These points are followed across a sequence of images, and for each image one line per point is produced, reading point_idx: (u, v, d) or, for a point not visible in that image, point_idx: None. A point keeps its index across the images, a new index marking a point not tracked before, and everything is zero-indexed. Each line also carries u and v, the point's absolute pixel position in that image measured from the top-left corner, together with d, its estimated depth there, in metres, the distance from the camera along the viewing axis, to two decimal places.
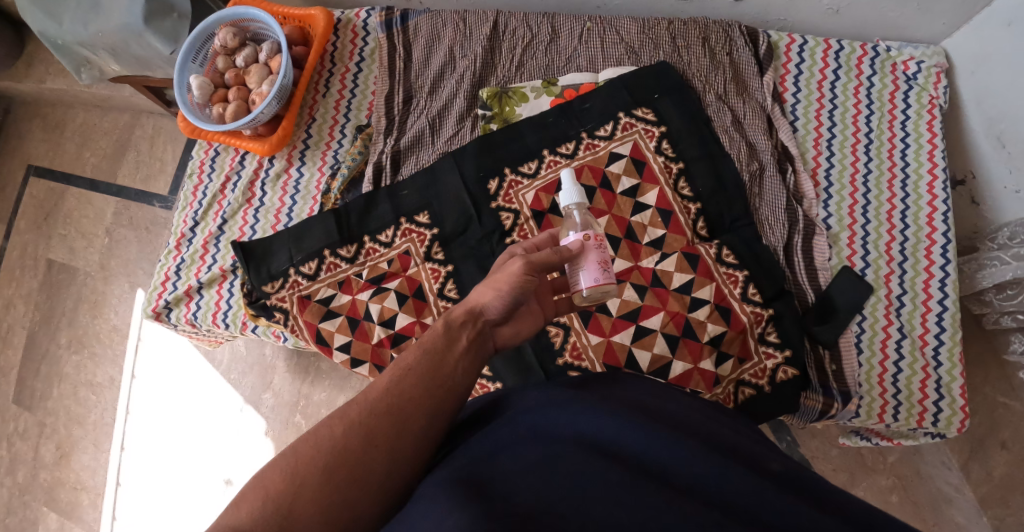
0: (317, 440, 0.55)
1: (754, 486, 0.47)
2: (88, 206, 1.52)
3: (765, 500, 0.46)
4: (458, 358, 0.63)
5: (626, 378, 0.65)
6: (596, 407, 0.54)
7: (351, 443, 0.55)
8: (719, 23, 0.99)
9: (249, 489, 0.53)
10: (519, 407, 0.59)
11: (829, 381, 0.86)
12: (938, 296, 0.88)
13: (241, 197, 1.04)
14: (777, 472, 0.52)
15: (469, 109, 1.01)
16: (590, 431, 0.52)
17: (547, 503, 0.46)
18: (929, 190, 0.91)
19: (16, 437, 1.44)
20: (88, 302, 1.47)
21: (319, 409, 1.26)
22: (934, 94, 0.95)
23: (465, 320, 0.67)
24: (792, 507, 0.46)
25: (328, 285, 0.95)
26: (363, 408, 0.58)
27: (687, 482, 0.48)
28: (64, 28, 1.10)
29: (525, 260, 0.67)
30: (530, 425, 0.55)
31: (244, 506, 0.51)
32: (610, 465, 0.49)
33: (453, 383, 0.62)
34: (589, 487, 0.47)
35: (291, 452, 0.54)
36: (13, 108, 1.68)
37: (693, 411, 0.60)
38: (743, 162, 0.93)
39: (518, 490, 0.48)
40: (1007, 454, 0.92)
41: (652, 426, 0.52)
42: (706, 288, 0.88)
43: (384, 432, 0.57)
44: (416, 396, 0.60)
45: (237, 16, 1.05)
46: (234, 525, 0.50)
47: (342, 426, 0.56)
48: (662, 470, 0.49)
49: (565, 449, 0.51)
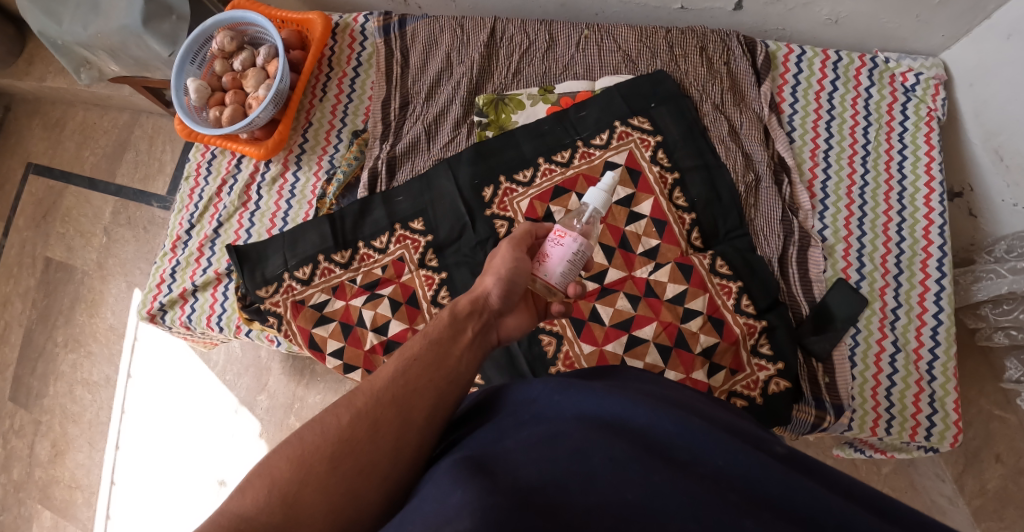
0: (323, 428, 0.56)
1: (762, 461, 0.45)
2: (87, 205, 1.52)
3: (771, 473, 0.45)
4: (463, 349, 0.65)
5: (626, 372, 0.65)
6: (599, 390, 0.54)
7: (358, 431, 0.56)
8: (717, 33, 0.99)
9: (254, 477, 0.53)
10: (520, 394, 0.59)
11: (822, 394, 0.86)
12: (932, 310, 0.87)
13: (237, 201, 1.04)
14: (782, 455, 0.50)
15: (465, 116, 1.01)
16: (594, 410, 0.52)
17: (549, 478, 0.46)
18: (925, 203, 0.91)
19: (11, 434, 1.44)
20: (85, 300, 1.47)
21: (314, 412, 1.26)
22: (933, 106, 0.94)
23: (471, 311, 0.69)
24: (801, 484, 0.44)
25: (322, 290, 0.95)
26: (370, 397, 0.58)
27: (693, 457, 0.47)
28: (63, 29, 1.10)
29: (506, 241, 0.72)
30: (532, 410, 0.55)
31: (250, 494, 0.52)
32: (613, 439, 0.48)
33: (459, 372, 0.63)
34: (591, 462, 0.46)
35: (296, 441, 0.55)
36: (14, 105, 1.69)
37: (695, 399, 0.59)
38: (738, 173, 0.93)
39: (521, 464, 0.47)
40: (1001, 468, 0.91)
41: (656, 404, 0.51)
42: (699, 299, 0.88)
43: (391, 420, 0.57)
44: (422, 384, 0.60)
45: (235, 20, 1.05)
46: (240, 512, 0.51)
47: (348, 415, 0.57)
48: (667, 445, 0.48)
49: (568, 426, 0.51)
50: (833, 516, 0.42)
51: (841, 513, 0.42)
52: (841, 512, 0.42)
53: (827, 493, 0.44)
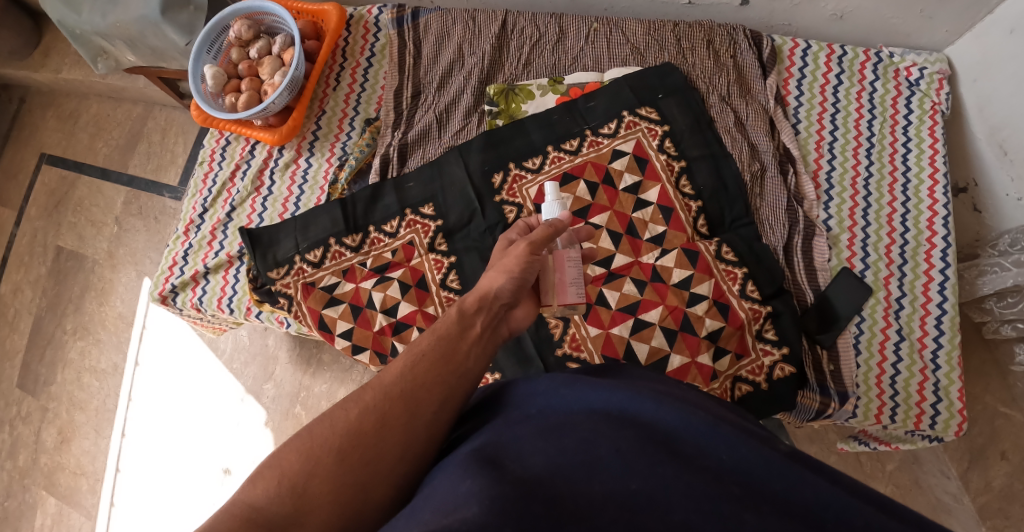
0: (331, 421, 0.56)
1: (767, 454, 0.46)
2: (99, 196, 1.54)
3: (776, 467, 0.45)
4: (471, 345, 0.64)
5: (629, 368, 0.65)
6: (605, 385, 0.54)
7: (365, 425, 0.56)
8: (724, 26, 1.00)
9: (264, 467, 0.54)
10: (526, 390, 0.59)
11: (827, 381, 0.86)
12: (936, 299, 0.88)
13: (250, 186, 1.06)
14: (787, 452, 0.50)
15: (476, 105, 1.03)
16: (600, 404, 0.52)
17: (556, 467, 0.46)
18: (930, 195, 0.92)
19: (18, 421, 1.45)
20: (95, 289, 1.49)
21: (320, 401, 1.27)
22: (936, 100, 0.96)
23: (479, 307, 0.67)
24: (802, 476, 0.45)
25: (332, 273, 0.96)
26: (378, 393, 0.58)
27: (697, 450, 0.47)
28: (82, 18, 1.13)
29: (528, 242, 0.72)
30: (537, 405, 0.56)
31: (260, 484, 0.53)
32: (619, 431, 0.48)
33: (467, 368, 0.62)
34: (598, 451, 0.47)
35: (305, 435, 0.56)
36: (29, 97, 1.71)
37: (697, 397, 0.60)
38: (744, 163, 0.95)
39: (528, 455, 0.48)
40: (1006, 465, 0.92)
41: (661, 398, 0.52)
42: (705, 284, 0.89)
43: (397, 415, 0.57)
44: (429, 379, 0.60)
45: (252, 9, 1.07)
46: (251, 502, 0.52)
47: (356, 409, 0.57)
48: (673, 439, 0.48)
49: (574, 420, 0.51)
50: (832, 505, 0.43)
51: (839, 504, 0.43)
52: (840, 504, 0.43)
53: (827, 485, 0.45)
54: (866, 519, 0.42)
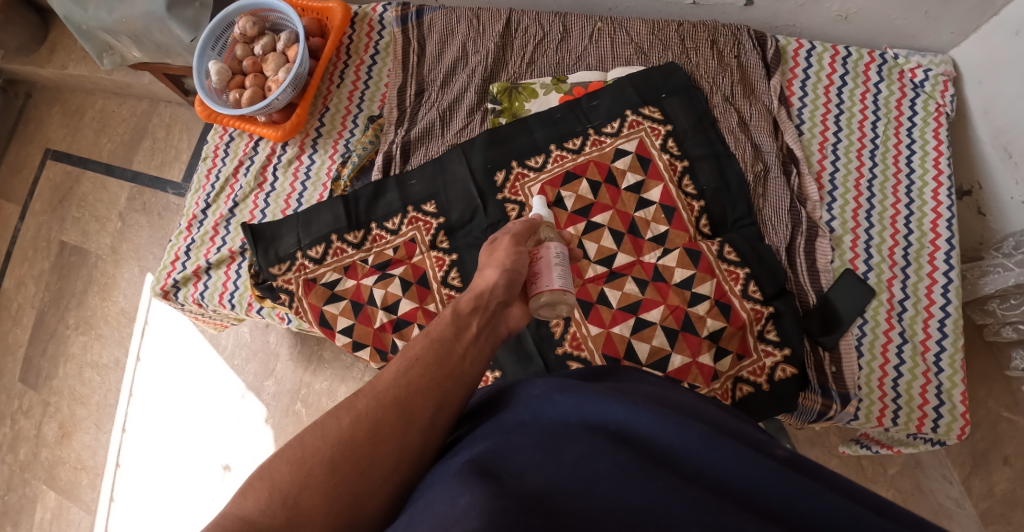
0: (323, 431, 0.56)
1: (768, 469, 0.44)
2: (103, 191, 1.55)
3: (776, 482, 0.43)
4: (468, 346, 0.64)
5: (628, 372, 0.65)
6: (601, 394, 0.53)
7: (359, 434, 0.55)
8: (728, 27, 1.01)
9: (256, 479, 0.53)
10: (523, 397, 0.59)
11: (829, 383, 0.86)
12: (940, 302, 0.88)
13: (253, 182, 1.07)
14: (783, 459, 0.49)
15: (479, 103, 1.03)
16: (597, 414, 0.51)
17: (554, 483, 0.46)
18: (933, 197, 0.92)
19: (20, 415, 1.45)
20: (98, 284, 1.49)
21: (320, 398, 1.27)
22: (941, 103, 0.95)
23: (476, 307, 0.67)
24: (804, 488, 0.43)
25: (333, 269, 0.96)
26: (371, 401, 0.58)
27: (696, 465, 0.46)
28: (88, 14, 1.13)
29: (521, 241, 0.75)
30: (534, 413, 0.55)
31: (251, 496, 0.52)
32: (616, 446, 0.47)
33: (463, 371, 0.62)
34: (595, 466, 0.46)
35: (298, 444, 0.55)
36: (35, 93, 1.72)
37: (695, 402, 0.59)
38: (748, 163, 0.94)
39: (527, 470, 0.47)
40: (1009, 470, 0.91)
41: (659, 407, 0.50)
42: (706, 284, 0.89)
43: (392, 423, 0.56)
44: (425, 384, 0.60)
45: (257, 6, 1.08)
46: (242, 514, 0.51)
47: (349, 418, 0.56)
48: (672, 452, 0.47)
49: (571, 431, 0.50)
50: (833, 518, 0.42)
51: (841, 516, 0.42)
52: (841, 514, 0.42)
53: (828, 493, 0.43)
54: (864, 523, 0.41)
